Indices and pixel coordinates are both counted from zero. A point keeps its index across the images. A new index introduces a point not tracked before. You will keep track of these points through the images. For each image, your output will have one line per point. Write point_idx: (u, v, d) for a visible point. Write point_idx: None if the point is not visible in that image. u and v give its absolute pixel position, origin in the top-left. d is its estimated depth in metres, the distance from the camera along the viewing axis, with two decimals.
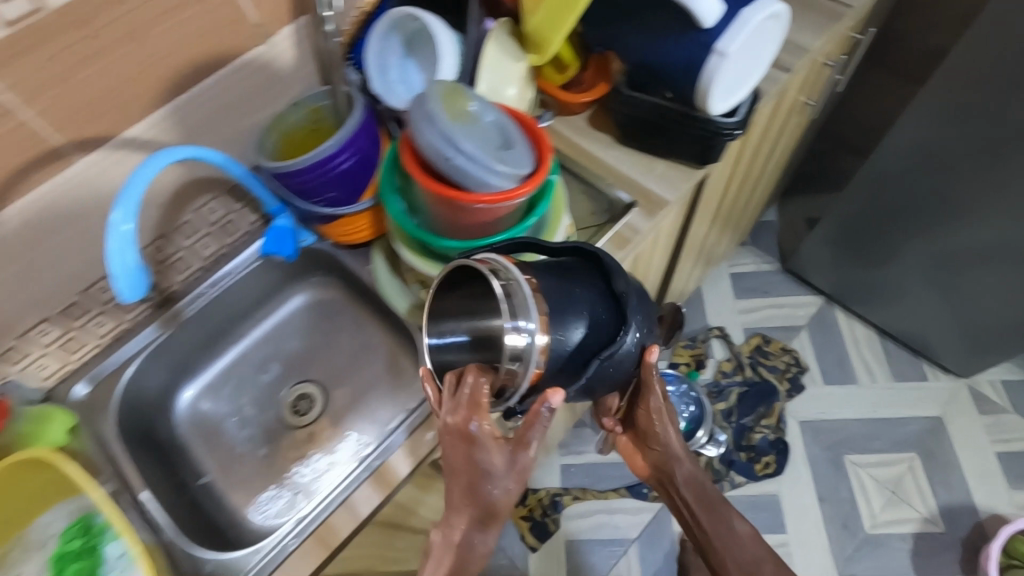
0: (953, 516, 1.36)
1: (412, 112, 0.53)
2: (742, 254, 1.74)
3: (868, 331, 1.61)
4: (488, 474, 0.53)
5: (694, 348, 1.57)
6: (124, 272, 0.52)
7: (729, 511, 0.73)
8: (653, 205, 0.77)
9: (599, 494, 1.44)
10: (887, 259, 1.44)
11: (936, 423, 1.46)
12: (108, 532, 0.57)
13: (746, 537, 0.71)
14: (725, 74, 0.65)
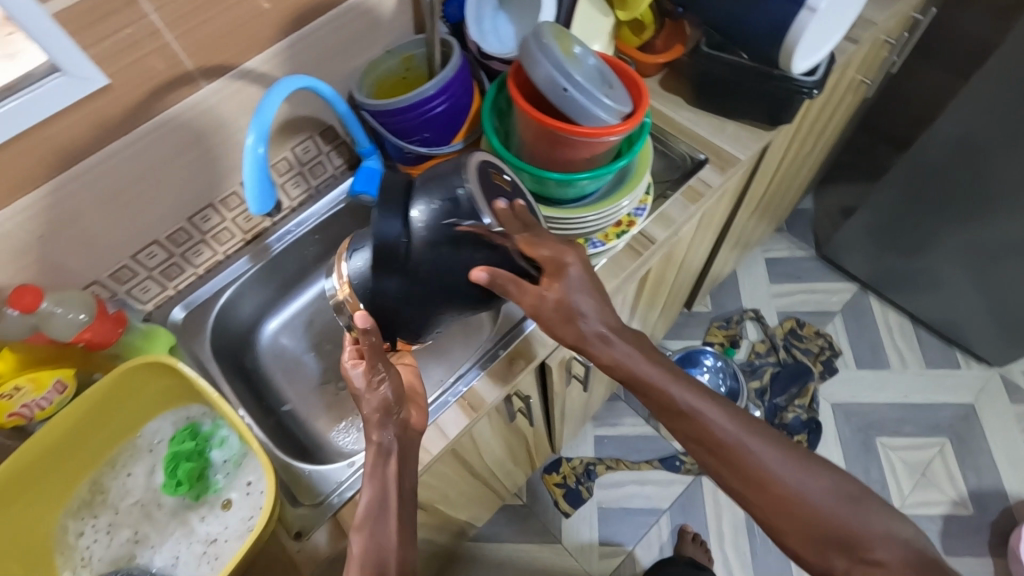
0: (983, 501, 1.38)
1: (528, 44, 0.57)
2: (777, 240, 1.76)
3: (902, 318, 1.63)
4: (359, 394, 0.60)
5: (728, 329, 1.59)
6: (254, 190, 0.56)
7: (694, 389, 0.59)
8: (725, 162, 0.80)
9: (632, 465, 1.46)
10: (924, 247, 1.46)
11: (967, 409, 1.48)
12: (219, 435, 0.64)
13: (713, 420, 0.56)
14: (812, 31, 0.69)
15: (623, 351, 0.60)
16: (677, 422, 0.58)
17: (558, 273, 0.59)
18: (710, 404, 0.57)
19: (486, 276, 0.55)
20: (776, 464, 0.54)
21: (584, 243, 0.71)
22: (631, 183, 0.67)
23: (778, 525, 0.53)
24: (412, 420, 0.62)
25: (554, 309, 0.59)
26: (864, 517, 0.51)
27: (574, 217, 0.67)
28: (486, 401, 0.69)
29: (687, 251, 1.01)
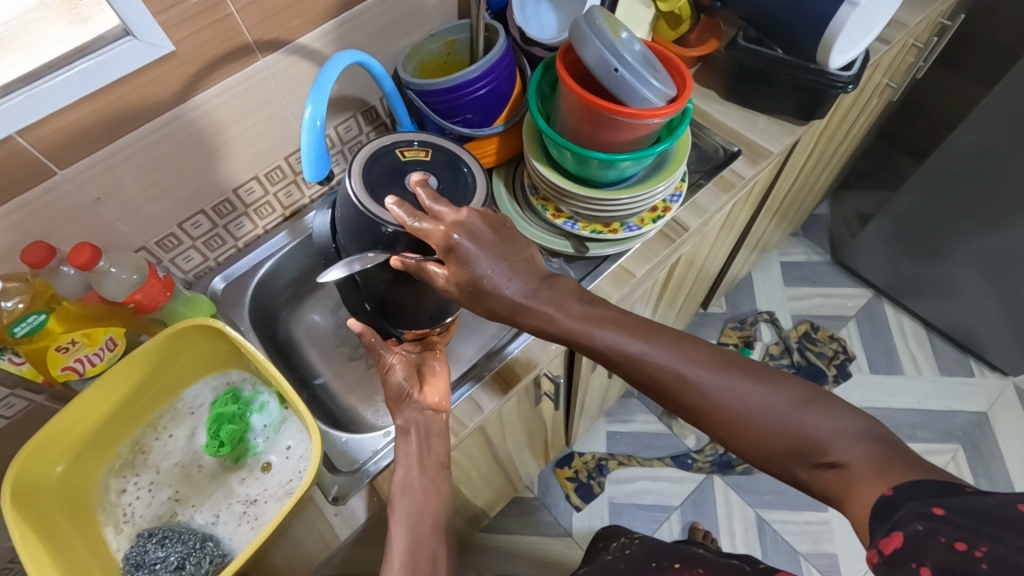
0: None
1: (579, 25, 0.59)
2: (793, 245, 1.77)
3: (916, 326, 1.64)
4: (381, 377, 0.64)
5: (743, 331, 1.60)
6: (311, 159, 0.58)
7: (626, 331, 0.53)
8: (757, 154, 0.81)
9: (643, 462, 1.47)
10: (941, 254, 1.46)
11: (980, 417, 1.49)
12: (259, 400, 0.65)
13: (653, 361, 0.52)
14: (851, 25, 0.70)
15: (538, 301, 0.53)
16: (615, 367, 0.54)
17: (449, 250, 0.53)
18: (642, 343, 0.52)
19: (402, 262, 0.56)
20: (729, 392, 0.51)
21: (620, 227, 0.73)
22: (668, 169, 0.69)
23: (736, 446, 0.52)
24: (427, 399, 0.61)
25: (464, 285, 0.53)
26: (816, 421, 0.48)
27: (613, 198, 0.68)
28: (519, 377, 0.70)
29: (715, 245, 1.02)
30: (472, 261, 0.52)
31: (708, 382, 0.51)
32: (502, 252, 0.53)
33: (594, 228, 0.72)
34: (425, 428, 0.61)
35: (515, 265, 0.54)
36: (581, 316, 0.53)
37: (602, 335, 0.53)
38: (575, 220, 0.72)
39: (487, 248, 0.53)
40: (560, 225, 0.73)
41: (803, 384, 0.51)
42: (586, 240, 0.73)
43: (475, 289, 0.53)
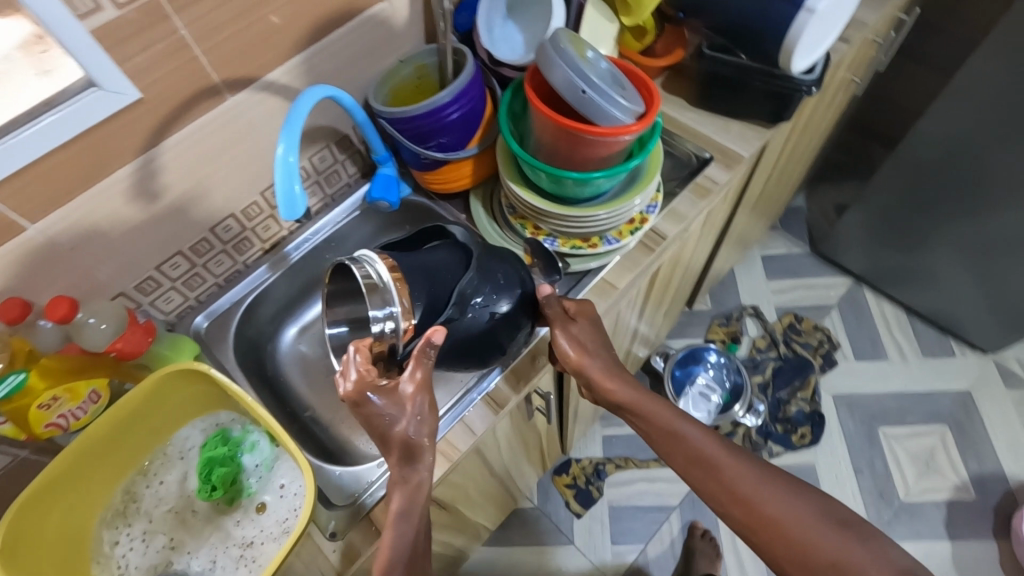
0: (985, 485, 1.40)
1: (546, 50, 0.60)
2: (773, 238, 1.79)
3: (896, 310, 1.67)
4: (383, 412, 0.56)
5: (729, 326, 1.62)
6: (285, 195, 0.56)
7: (672, 411, 0.66)
8: (730, 159, 0.82)
9: (640, 463, 1.48)
10: (915, 240, 1.50)
11: (964, 396, 1.52)
12: (250, 439, 0.64)
13: (703, 444, 0.64)
14: (809, 31, 0.72)
15: (612, 373, 0.67)
16: (664, 444, 0.66)
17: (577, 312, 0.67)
18: (689, 425, 0.65)
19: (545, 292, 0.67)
20: (764, 487, 0.60)
21: (600, 241, 0.73)
22: (643, 182, 0.70)
23: (767, 549, 0.59)
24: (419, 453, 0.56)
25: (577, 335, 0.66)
26: (849, 547, 0.55)
27: (592, 214, 0.69)
28: (509, 398, 0.71)
29: (694, 250, 1.03)
30: (591, 331, 0.67)
31: (748, 476, 0.61)
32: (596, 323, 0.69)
33: (574, 244, 0.73)
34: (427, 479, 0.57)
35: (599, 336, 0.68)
36: (639, 392, 0.66)
37: (661, 410, 0.66)
38: (554, 237, 0.73)
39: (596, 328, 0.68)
40: (540, 243, 0.74)
41: (838, 511, 0.58)
42: (567, 257, 0.74)
43: (585, 346, 0.67)
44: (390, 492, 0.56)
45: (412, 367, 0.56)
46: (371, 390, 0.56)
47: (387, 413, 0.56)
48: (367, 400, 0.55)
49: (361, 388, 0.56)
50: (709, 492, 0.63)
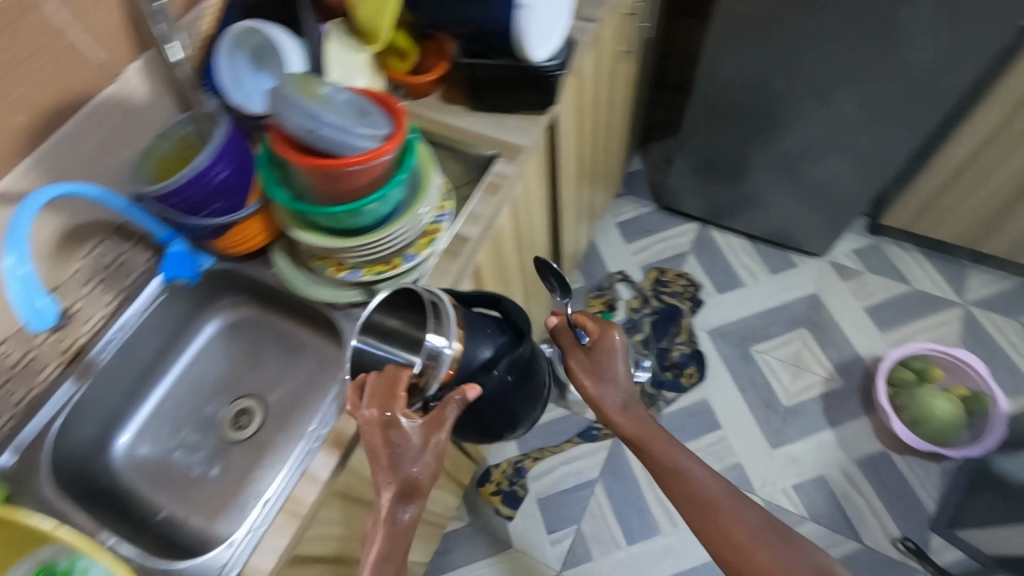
0: (847, 370, 1.57)
1: (276, 102, 0.62)
2: (623, 204, 1.91)
3: (741, 239, 1.83)
4: (399, 446, 0.56)
5: (603, 296, 1.72)
6: (28, 310, 0.54)
7: (686, 455, 0.74)
8: (511, 152, 0.87)
9: (556, 449, 1.52)
10: (734, 173, 1.66)
11: (813, 298, 1.69)
12: (78, 566, 0.57)
13: (707, 487, 0.71)
14: (531, 22, 0.78)
15: (625, 412, 0.77)
16: (671, 481, 0.74)
17: (595, 343, 0.80)
18: (700, 470, 0.72)
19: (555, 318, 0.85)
20: (758, 538, 0.67)
21: (401, 260, 0.75)
22: (422, 191, 0.72)
23: None
24: (412, 504, 0.56)
25: (588, 364, 0.79)
26: None
27: (383, 238, 0.71)
28: (350, 435, 0.68)
29: (523, 240, 1.07)
30: (601, 361, 0.79)
31: (739, 523, 0.68)
32: (613, 354, 0.79)
33: (377, 269, 0.74)
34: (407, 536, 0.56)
35: (609, 373, 0.78)
36: (656, 430, 0.76)
37: (676, 452, 0.74)
38: (357, 268, 0.74)
39: (616, 360, 0.79)
40: (345, 277, 0.74)
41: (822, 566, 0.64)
42: (374, 283, 0.75)
43: (595, 378, 0.79)
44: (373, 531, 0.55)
45: (442, 410, 0.58)
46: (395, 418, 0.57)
47: (400, 447, 0.56)
48: (389, 426, 0.57)
49: (384, 411, 0.57)
50: (705, 531, 0.70)
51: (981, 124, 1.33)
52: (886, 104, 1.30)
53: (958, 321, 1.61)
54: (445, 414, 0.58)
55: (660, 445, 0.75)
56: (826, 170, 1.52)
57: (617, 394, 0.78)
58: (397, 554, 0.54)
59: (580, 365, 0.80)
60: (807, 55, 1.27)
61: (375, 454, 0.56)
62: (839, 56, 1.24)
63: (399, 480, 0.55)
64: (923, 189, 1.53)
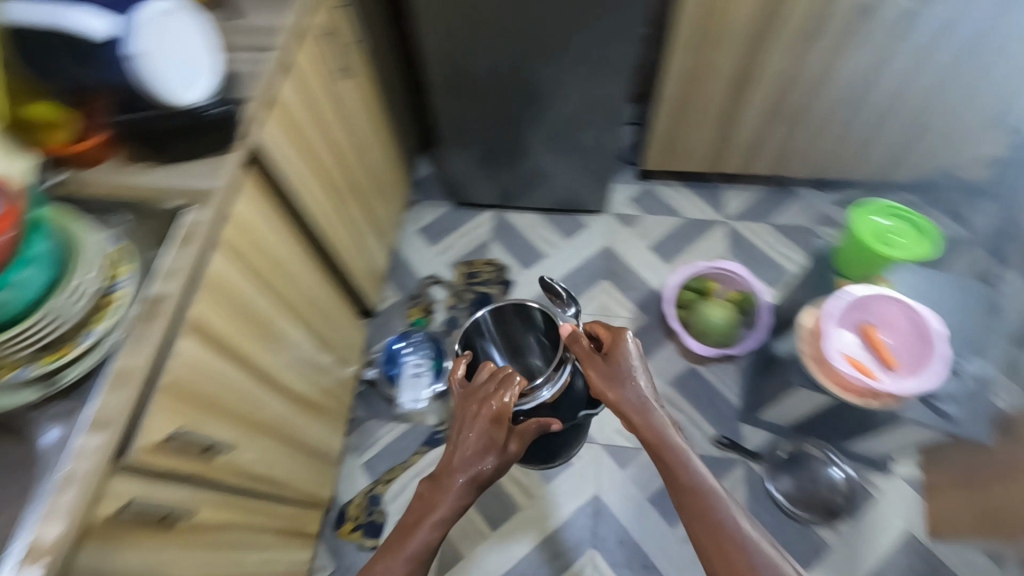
0: (647, 305, 1.73)
1: None
2: (419, 210, 1.95)
3: (535, 214, 1.94)
4: (492, 441, 1.03)
5: (418, 303, 1.76)
6: None
7: (698, 466, 0.95)
8: (201, 198, 0.85)
9: (405, 465, 1.52)
10: (504, 156, 1.75)
11: (605, 250, 1.83)
12: None
13: (709, 492, 0.92)
14: (157, 68, 0.79)
15: (641, 418, 0.99)
16: (680, 481, 0.94)
17: (611, 355, 1.06)
18: (711, 479, 0.94)
19: (571, 327, 1.12)
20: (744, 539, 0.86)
21: (76, 340, 0.70)
22: (72, 264, 0.72)
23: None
24: (481, 473, 1.01)
25: (603, 373, 1.04)
26: None
27: (38, 320, 0.67)
28: (54, 541, 0.62)
29: (270, 278, 1.05)
30: (607, 376, 1.04)
31: (732, 527, 0.87)
32: (624, 370, 1.03)
33: (51, 357, 0.69)
34: (462, 493, 1.00)
35: (623, 382, 1.02)
36: (672, 436, 0.97)
37: (688, 459, 0.95)
38: (26, 364, 0.68)
39: (635, 377, 1.03)
40: (15, 377, 0.67)
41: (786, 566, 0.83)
42: (56, 372, 0.69)
43: (608, 386, 1.03)
44: (455, 475, 1.01)
45: (529, 427, 1.08)
46: (495, 421, 1.04)
47: (495, 441, 1.03)
48: (496, 419, 1.05)
49: (498, 409, 1.05)
50: (694, 524, 0.90)
51: (678, 69, 1.50)
52: (588, 61, 1.42)
53: (724, 237, 1.83)
54: (524, 437, 1.06)
55: (671, 450, 0.96)
56: (576, 135, 1.65)
57: (631, 400, 1.01)
58: (455, 511, 0.99)
59: (596, 371, 1.05)
60: (506, 32, 1.37)
61: (473, 434, 1.03)
62: (531, 28, 1.36)
63: (478, 461, 1.01)
64: (660, 132, 1.70)
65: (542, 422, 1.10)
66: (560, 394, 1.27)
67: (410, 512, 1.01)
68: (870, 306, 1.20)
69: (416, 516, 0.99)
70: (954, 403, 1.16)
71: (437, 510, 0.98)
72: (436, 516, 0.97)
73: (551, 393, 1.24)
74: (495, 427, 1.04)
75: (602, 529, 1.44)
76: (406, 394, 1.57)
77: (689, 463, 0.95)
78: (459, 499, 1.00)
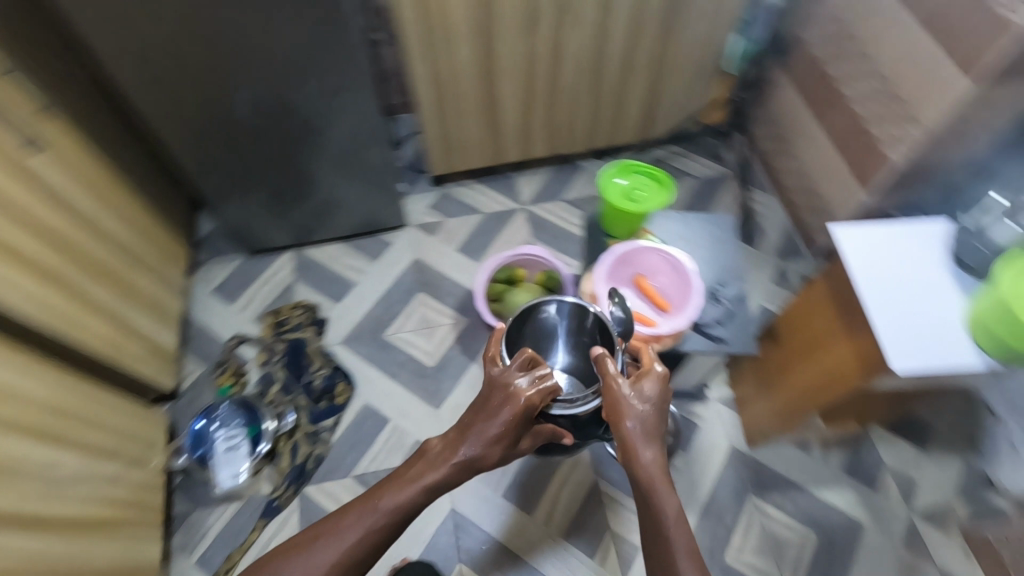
0: (466, 306, 1.73)
1: None
2: (210, 270, 1.80)
3: (337, 243, 1.87)
4: (501, 434, 0.92)
5: (228, 369, 1.61)
6: None
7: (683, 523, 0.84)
8: None
9: (245, 546, 1.39)
10: (281, 196, 1.66)
11: (415, 262, 1.81)
12: None
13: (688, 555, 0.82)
14: None
15: (639, 454, 0.89)
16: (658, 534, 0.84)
17: (643, 377, 0.96)
18: (691, 539, 0.84)
19: (601, 352, 0.99)
20: None
21: None
22: None
23: None
24: (485, 462, 0.92)
25: (627, 397, 0.93)
26: None
27: None
28: None
29: None
30: (632, 399, 0.92)
31: None
32: (649, 401, 0.93)
33: None
34: (457, 473, 0.91)
35: (638, 412, 0.91)
36: (666, 482, 0.87)
37: (674, 516, 0.85)
38: None
39: (650, 411, 0.92)
40: None
41: None
42: None
43: (626, 408, 0.92)
44: (460, 448, 0.91)
45: (538, 432, 1.03)
46: (520, 415, 0.92)
47: (505, 436, 0.92)
48: (520, 412, 0.92)
49: (525, 403, 0.92)
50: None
51: (422, 75, 1.52)
52: (319, 85, 1.37)
53: (525, 222, 1.88)
54: (535, 438, 1.03)
55: (664, 493, 0.86)
56: (347, 161, 1.61)
57: (637, 432, 0.90)
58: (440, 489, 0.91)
59: (615, 388, 0.94)
60: (218, 71, 1.28)
61: (496, 421, 0.91)
62: (242, 65, 1.27)
63: (487, 446, 0.91)
64: (432, 136, 1.72)
65: (555, 434, 1.05)
66: (584, 415, 1.10)
67: (408, 466, 0.93)
68: (634, 260, 1.31)
69: (410, 475, 0.91)
70: (720, 324, 1.30)
71: (432, 476, 0.90)
72: (429, 483, 0.90)
73: (573, 411, 1.08)
74: (513, 420, 0.91)
75: (465, 541, 1.42)
76: (224, 471, 1.44)
77: (672, 521, 0.84)
78: (449, 478, 0.91)
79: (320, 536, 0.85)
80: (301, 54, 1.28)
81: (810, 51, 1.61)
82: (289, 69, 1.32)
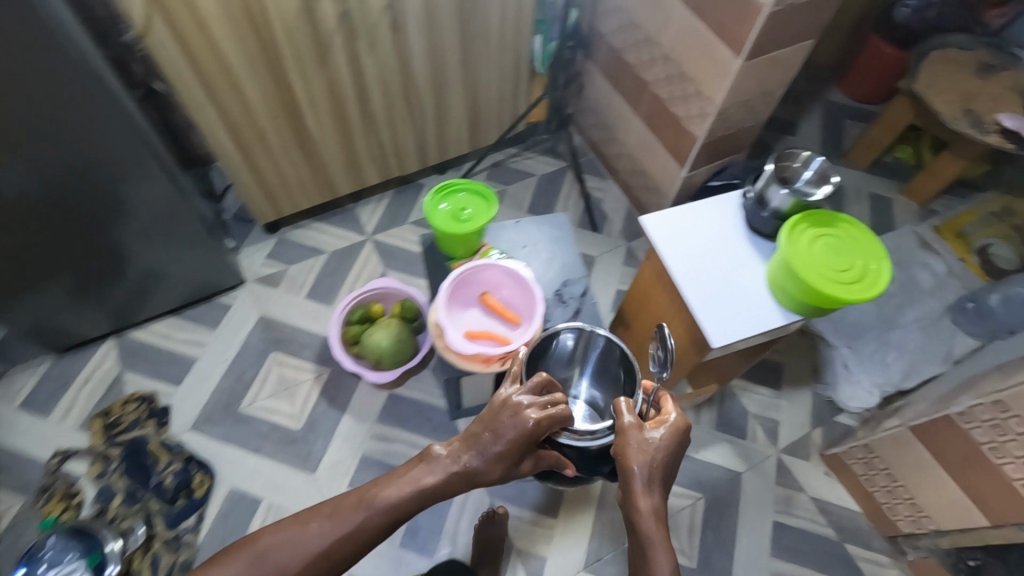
0: (325, 355, 1.63)
1: None
2: (12, 383, 1.55)
3: (166, 318, 1.68)
4: (502, 454, 0.88)
5: (54, 494, 1.40)
6: None
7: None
8: None
9: None
10: (78, 287, 1.44)
11: (261, 321, 1.67)
12: None
13: None
14: None
15: (638, 505, 0.82)
16: None
17: (659, 424, 0.88)
18: None
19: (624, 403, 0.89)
20: None
21: None
22: None
23: None
24: (485, 475, 0.88)
25: (637, 446, 0.85)
26: None
27: None
28: None
29: None
30: (647, 448, 0.85)
31: None
32: (660, 453, 0.85)
33: None
34: (455, 479, 0.88)
35: (646, 462, 0.84)
36: (662, 538, 0.81)
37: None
38: None
39: (659, 464, 0.84)
40: None
41: None
42: None
43: (636, 455, 0.84)
44: (466, 454, 0.88)
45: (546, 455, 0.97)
46: (523, 437, 0.87)
47: (508, 454, 0.88)
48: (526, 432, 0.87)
49: (530, 425, 0.87)
50: None
51: (210, 123, 1.38)
52: (81, 168, 1.18)
53: (373, 253, 1.81)
54: (537, 463, 0.96)
55: (658, 545, 0.80)
56: (150, 237, 1.43)
57: (641, 480, 0.83)
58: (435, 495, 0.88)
59: (626, 432, 0.86)
60: None
61: (500, 438, 0.87)
62: None
63: (488, 461, 0.87)
64: (245, 184, 1.58)
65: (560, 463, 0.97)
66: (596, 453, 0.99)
67: (419, 461, 0.90)
68: (476, 277, 1.28)
69: (416, 468, 0.89)
70: None
71: (430, 478, 0.87)
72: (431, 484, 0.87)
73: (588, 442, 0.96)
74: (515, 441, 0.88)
75: None
76: None
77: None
78: (447, 485, 0.88)
79: (316, 519, 0.83)
80: (46, 140, 1.09)
81: (608, 42, 1.69)
82: (30, 160, 1.11)
